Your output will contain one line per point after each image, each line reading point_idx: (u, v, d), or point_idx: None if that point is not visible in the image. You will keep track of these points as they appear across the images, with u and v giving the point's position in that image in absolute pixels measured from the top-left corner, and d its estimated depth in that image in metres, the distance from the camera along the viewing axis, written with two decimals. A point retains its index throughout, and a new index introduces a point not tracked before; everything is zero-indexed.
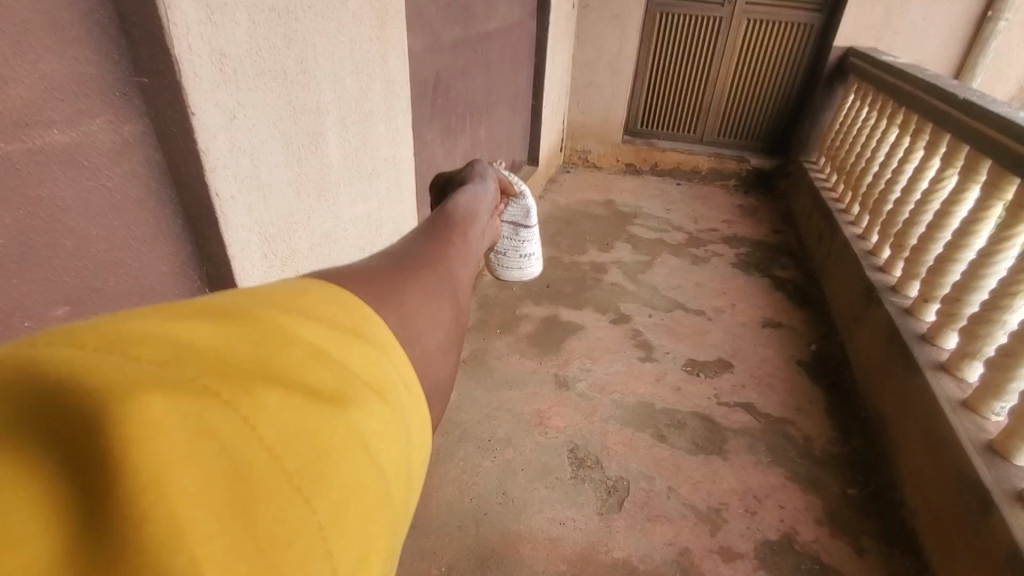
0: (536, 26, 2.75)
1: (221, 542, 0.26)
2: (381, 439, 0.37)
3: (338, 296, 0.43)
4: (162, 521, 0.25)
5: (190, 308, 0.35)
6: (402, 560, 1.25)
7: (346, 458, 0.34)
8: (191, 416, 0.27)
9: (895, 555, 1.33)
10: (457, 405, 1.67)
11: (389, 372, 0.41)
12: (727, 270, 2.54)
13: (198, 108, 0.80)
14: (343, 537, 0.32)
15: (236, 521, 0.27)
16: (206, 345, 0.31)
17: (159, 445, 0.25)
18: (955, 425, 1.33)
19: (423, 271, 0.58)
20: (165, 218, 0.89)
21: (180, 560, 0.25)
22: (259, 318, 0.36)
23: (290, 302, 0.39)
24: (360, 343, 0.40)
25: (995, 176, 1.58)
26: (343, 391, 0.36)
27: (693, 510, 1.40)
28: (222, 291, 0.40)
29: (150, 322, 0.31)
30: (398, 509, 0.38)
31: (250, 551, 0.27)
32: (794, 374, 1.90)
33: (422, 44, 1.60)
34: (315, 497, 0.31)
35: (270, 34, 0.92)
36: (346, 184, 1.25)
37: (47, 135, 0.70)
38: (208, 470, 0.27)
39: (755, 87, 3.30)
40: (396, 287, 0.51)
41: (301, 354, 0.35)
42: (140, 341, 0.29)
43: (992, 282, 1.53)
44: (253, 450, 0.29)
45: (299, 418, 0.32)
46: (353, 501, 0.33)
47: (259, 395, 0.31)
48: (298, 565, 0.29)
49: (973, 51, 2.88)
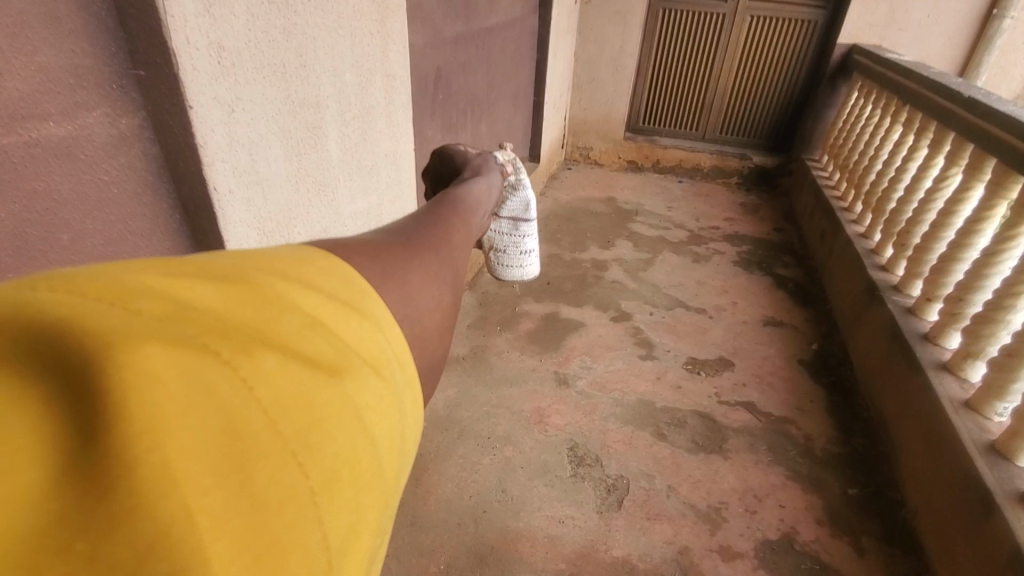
0: (538, 21, 2.74)
1: (216, 498, 0.27)
2: (376, 415, 0.38)
3: (338, 270, 0.43)
4: (157, 468, 0.25)
5: (189, 267, 0.35)
6: (400, 557, 1.24)
7: (340, 428, 0.35)
8: (187, 369, 0.28)
9: (895, 556, 1.33)
10: (456, 402, 1.66)
11: (384, 349, 0.41)
12: (729, 268, 2.53)
13: (195, 101, 0.79)
14: (333, 505, 0.33)
15: (232, 478, 0.28)
16: (206, 305, 0.32)
17: (155, 394, 0.26)
18: (958, 426, 1.33)
19: (427, 250, 0.58)
20: (162, 212, 0.88)
21: (172, 504, 0.25)
22: (259, 282, 0.36)
23: (289, 270, 0.40)
24: (360, 318, 0.41)
25: (1000, 175, 1.57)
26: (340, 362, 0.37)
27: (693, 509, 1.39)
28: (219, 253, 0.41)
29: (153, 279, 0.31)
30: (389, 486, 0.40)
31: (245, 507, 0.28)
32: (796, 373, 1.89)
33: (423, 39, 1.59)
34: (307, 463, 0.32)
35: (269, 27, 0.91)
36: (345, 179, 1.23)
37: (43, 128, 0.70)
38: (204, 419, 0.28)
39: (758, 84, 3.28)
40: (400, 264, 0.51)
41: (297, 322, 0.36)
42: (141, 295, 0.29)
43: (996, 281, 1.52)
44: (248, 409, 0.30)
45: (296, 384, 0.33)
46: (346, 471, 0.34)
47: (257, 357, 0.31)
48: (287, 526, 0.30)
49: (978, 48, 2.86)
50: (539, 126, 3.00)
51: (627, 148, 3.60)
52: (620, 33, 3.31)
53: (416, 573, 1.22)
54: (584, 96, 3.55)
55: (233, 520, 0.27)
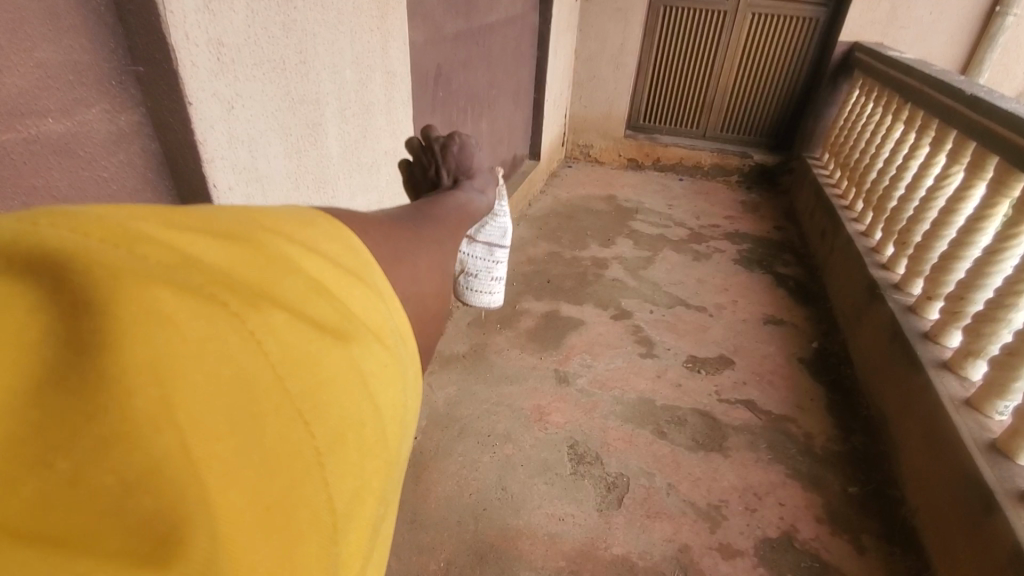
0: (539, 18, 2.73)
1: (229, 441, 0.34)
2: (377, 379, 0.47)
3: (339, 234, 0.53)
4: (152, 403, 0.32)
5: (191, 220, 0.43)
6: (400, 555, 1.24)
7: (344, 388, 0.43)
8: (200, 316, 0.36)
9: (895, 554, 1.33)
10: (456, 401, 1.66)
11: (386, 319, 0.52)
12: (729, 266, 2.53)
13: (195, 97, 0.79)
14: (337, 464, 0.41)
15: (245, 422, 0.36)
16: (218, 264, 0.41)
17: (170, 336, 0.34)
18: (959, 424, 1.32)
19: (431, 241, 0.70)
20: (163, 209, 0.88)
21: (169, 442, 0.31)
22: (260, 242, 0.45)
23: (293, 231, 0.49)
24: (359, 287, 0.50)
25: (1002, 173, 1.56)
26: (343, 327, 0.45)
27: (693, 507, 1.39)
28: (226, 206, 0.49)
29: (160, 228, 0.40)
30: (390, 449, 0.48)
31: (256, 458, 0.36)
32: (795, 370, 1.90)
33: (424, 36, 1.59)
34: (314, 424, 0.40)
35: (269, 23, 0.91)
36: (345, 176, 1.23)
37: (42, 124, 0.70)
38: (218, 370, 0.36)
39: (759, 81, 3.27)
40: (409, 249, 0.63)
41: (302, 286, 0.45)
42: (146, 243, 0.38)
43: (998, 280, 1.52)
44: (258, 362, 0.38)
45: (302, 343, 0.41)
46: (347, 429, 0.43)
47: (264, 314, 0.40)
48: (296, 477, 0.37)
49: (980, 46, 2.85)
50: (540, 123, 2.99)
51: (628, 146, 3.60)
52: (620, 30, 3.30)
53: (416, 570, 1.22)
54: (584, 94, 3.55)
55: (248, 465, 0.35)
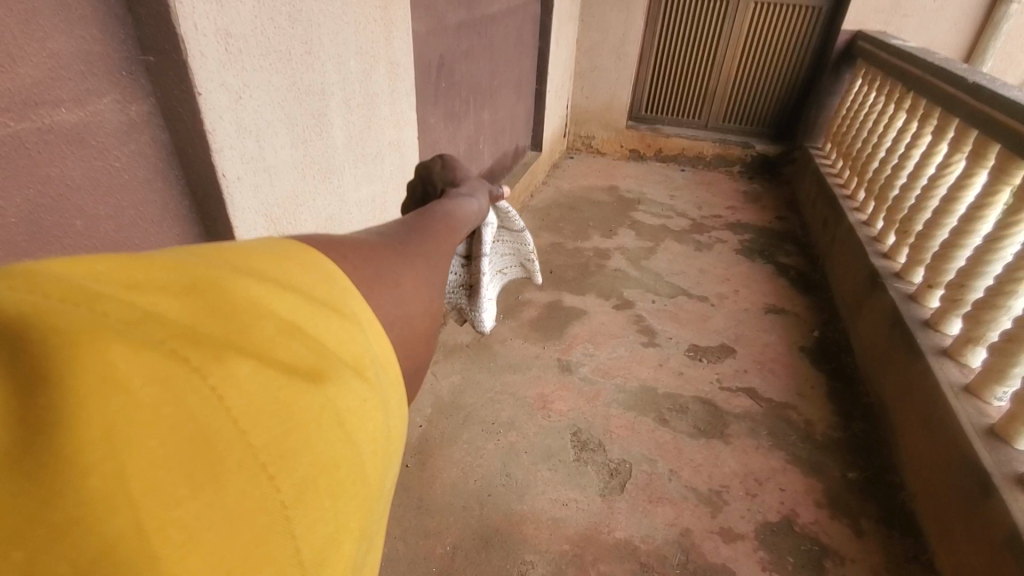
0: (541, 8, 2.72)
1: (190, 509, 0.28)
2: (359, 421, 0.38)
3: (318, 265, 0.43)
4: (111, 480, 0.25)
5: (153, 270, 0.34)
6: (407, 539, 1.27)
7: (320, 435, 0.35)
8: (158, 379, 0.28)
9: (893, 536, 1.35)
10: (461, 388, 1.68)
11: (366, 349, 0.41)
12: (731, 256, 2.54)
13: (205, 89, 0.80)
14: (307, 515, 0.33)
15: (206, 489, 0.28)
16: (180, 316, 0.32)
17: (117, 408, 0.26)
18: (956, 409, 1.34)
19: (419, 256, 0.58)
20: (172, 198, 0.89)
21: (126, 521, 0.25)
22: (225, 287, 0.35)
23: (267, 269, 0.39)
24: (336, 319, 0.40)
25: (1004, 160, 1.57)
26: (320, 367, 0.36)
27: (694, 492, 1.41)
28: (186, 247, 0.40)
29: (114, 283, 0.31)
30: (370, 487, 0.39)
31: (220, 520, 0.29)
32: (796, 359, 1.91)
33: (425, 27, 1.59)
34: (280, 476, 0.32)
35: (274, 15, 0.91)
36: (351, 167, 1.25)
37: (56, 114, 0.71)
38: (174, 435, 0.28)
39: (762, 72, 3.26)
40: (392, 266, 0.51)
41: (271, 328, 0.35)
42: (111, 300, 0.29)
43: (998, 268, 1.53)
44: (221, 423, 0.30)
45: (271, 393, 0.33)
46: (321, 478, 0.34)
47: (229, 364, 0.31)
48: (259, 540, 0.30)
49: (984, 34, 2.83)
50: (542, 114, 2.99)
51: (629, 136, 3.60)
52: (622, 20, 3.29)
53: (422, 554, 1.24)
54: (586, 85, 3.54)
55: (210, 531, 0.28)
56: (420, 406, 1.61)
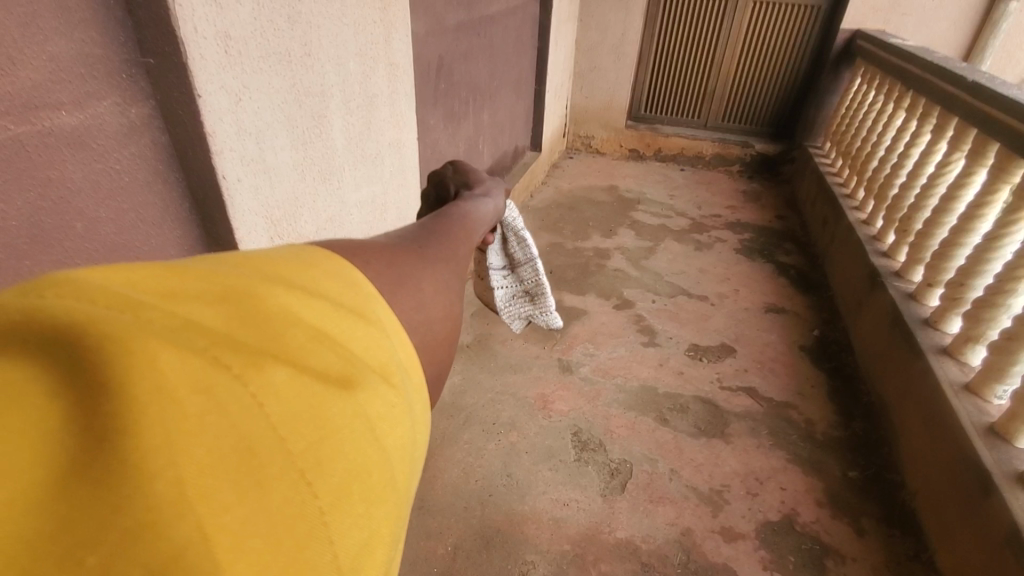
0: (540, 7, 2.72)
1: (235, 515, 0.27)
2: (389, 427, 0.37)
3: (341, 271, 0.42)
4: (169, 486, 0.26)
5: (186, 279, 0.34)
6: (408, 539, 1.27)
7: (353, 441, 0.34)
8: (203, 388, 0.28)
9: (894, 535, 1.35)
10: (461, 389, 1.69)
11: (392, 355, 0.40)
12: (731, 255, 2.54)
13: (205, 91, 0.81)
14: (343, 521, 0.32)
15: (250, 496, 0.28)
16: (216, 324, 0.32)
17: (168, 415, 0.27)
18: (957, 408, 1.34)
19: (436, 259, 0.57)
20: (173, 200, 0.89)
21: (186, 527, 0.25)
22: (256, 294, 0.35)
23: (295, 276, 0.39)
24: (362, 325, 0.39)
25: (1003, 159, 1.57)
26: (351, 373, 0.36)
27: (695, 492, 1.41)
28: (209, 256, 0.40)
29: (152, 292, 0.31)
30: (400, 493, 0.38)
31: (263, 527, 0.28)
32: (796, 358, 1.91)
33: (424, 27, 1.60)
34: (317, 483, 0.31)
35: (274, 17, 0.91)
36: (351, 168, 1.25)
37: (56, 117, 0.71)
38: (218, 442, 0.28)
39: (761, 71, 3.26)
40: (413, 270, 0.51)
41: (302, 335, 0.35)
42: (151, 308, 0.30)
43: (998, 266, 1.53)
44: (262, 431, 0.30)
45: (306, 400, 0.32)
46: (356, 485, 0.33)
47: (266, 371, 0.31)
48: (300, 548, 0.29)
49: (983, 33, 2.84)
50: (541, 114, 2.99)
51: (629, 136, 3.60)
52: (621, 20, 3.29)
53: (422, 555, 1.24)
54: (585, 84, 3.54)
55: (256, 537, 0.27)
56: None
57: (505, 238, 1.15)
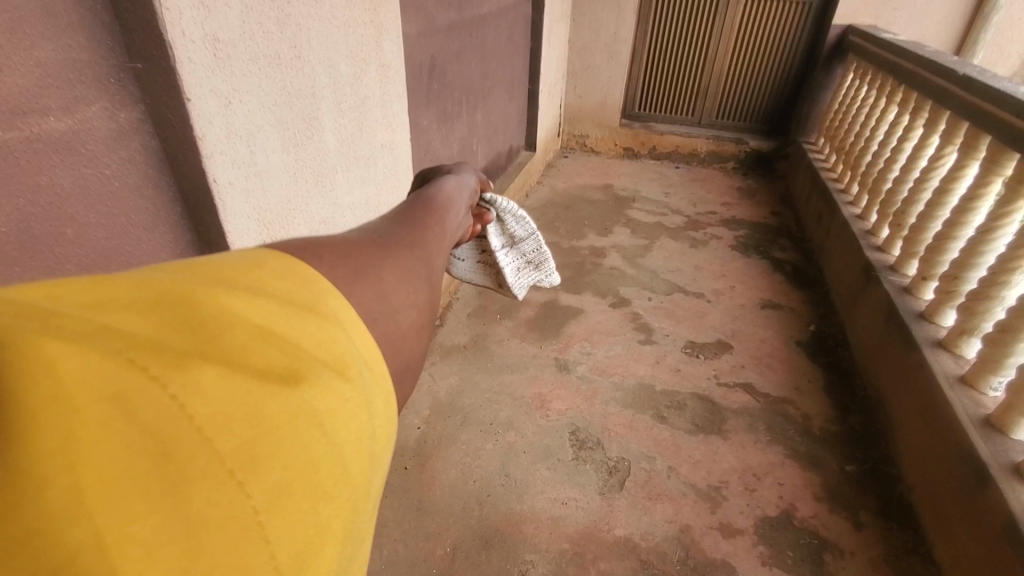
0: (533, 7, 2.72)
1: (145, 525, 0.25)
2: (340, 422, 0.35)
3: (294, 269, 0.41)
4: (71, 491, 0.24)
5: (114, 288, 0.32)
6: (406, 542, 1.27)
7: (296, 437, 0.32)
8: (111, 393, 0.26)
9: (893, 529, 1.35)
10: (458, 389, 1.68)
11: (349, 348, 0.39)
12: (726, 252, 2.55)
13: (194, 94, 0.80)
14: (284, 520, 0.31)
15: (165, 502, 0.26)
16: (141, 329, 0.30)
17: (66, 422, 0.24)
18: (952, 400, 1.35)
19: (400, 249, 0.56)
20: (164, 205, 0.89)
21: (84, 532, 0.24)
22: (196, 298, 0.33)
23: (241, 277, 0.37)
24: (314, 319, 0.38)
25: (996, 152, 1.58)
26: (295, 368, 0.34)
27: (693, 489, 1.42)
28: (158, 266, 0.38)
29: (75, 304, 0.29)
30: (356, 490, 0.37)
31: (180, 533, 0.26)
32: (793, 353, 1.92)
33: (416, 28, 1.60)
34: (251, 482, 0.30)
35: (261, 19, 0.91)
36: (342, 172, 1.25)
37: (44, 123, 0.71)
38: (128, 449, 0.26)
39: (753, 67, 3.27)
40: (372, 261, 0.50)
41: (243, 335, 0.33)
42: (64, 315, 0.27)
43: (991, 258, 1.53)
44: (182, 433, 0.28)
45: (238, 399, 0.30)
46: (299, 483, 0.32)
47: (192, 370, 0.29)
48: (228, 552, 0.28)
49: (973, 26, 2.85)
50: (535, 114, 2.99)
51: (623, 134, 3.61)
52: (614, 18, 3.29)
53: (421, 555, 1.24)
54: (579, 84, 3.55)
55: (169, 543, 0.26)
56: (419, 408, 1.61)
57: (500, 217, 1.18)
